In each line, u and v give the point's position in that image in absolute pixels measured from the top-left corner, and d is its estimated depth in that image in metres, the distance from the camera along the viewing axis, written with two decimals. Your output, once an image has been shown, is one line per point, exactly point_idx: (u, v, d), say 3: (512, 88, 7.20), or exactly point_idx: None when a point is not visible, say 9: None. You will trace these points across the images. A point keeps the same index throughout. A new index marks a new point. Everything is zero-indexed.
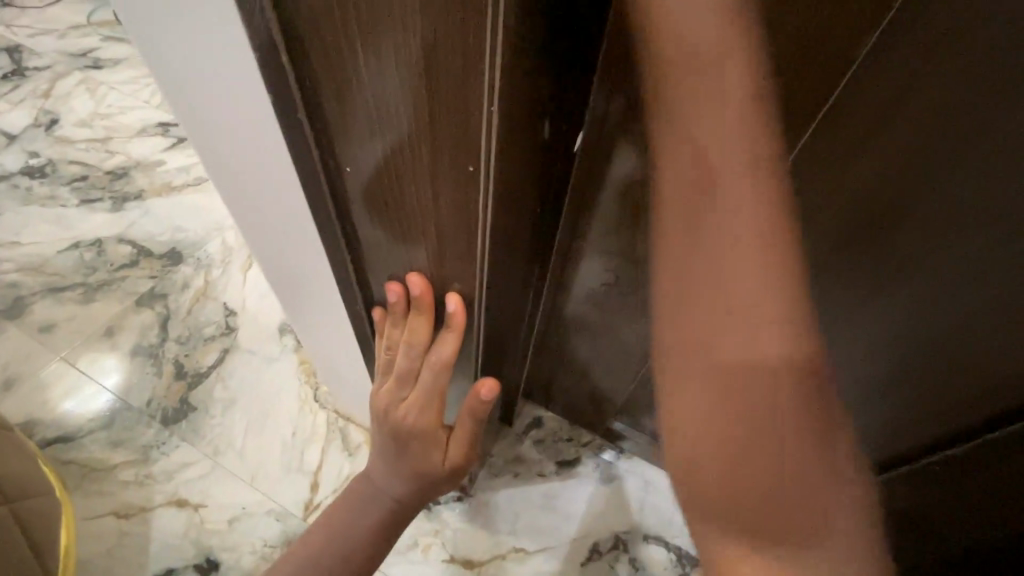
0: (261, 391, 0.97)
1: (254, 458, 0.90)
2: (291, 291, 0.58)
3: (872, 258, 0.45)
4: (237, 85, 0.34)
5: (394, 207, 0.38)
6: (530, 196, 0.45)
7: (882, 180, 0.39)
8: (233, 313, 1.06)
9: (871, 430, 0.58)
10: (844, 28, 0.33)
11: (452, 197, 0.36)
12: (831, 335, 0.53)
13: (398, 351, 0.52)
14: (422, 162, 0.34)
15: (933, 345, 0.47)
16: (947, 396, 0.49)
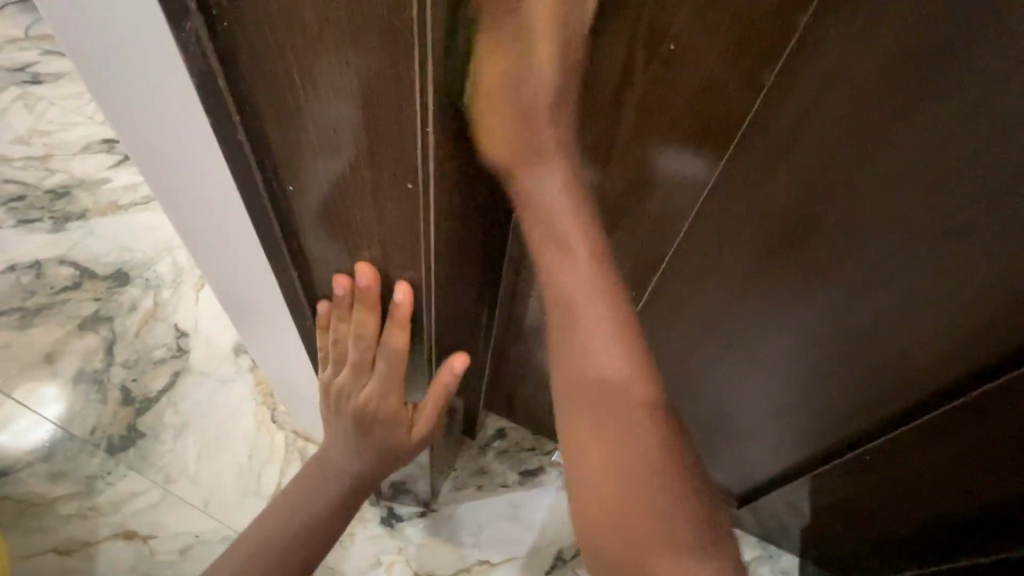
0: (216, 413, 0.94)
1: (208, 483, 0.87)
2: (243, 311, 0.58)
3: (798, 264, 0.49)
4: (168, 97, 0.34)
5: (345, 221, 0.40)
6: (475, 220, 0.47)
7: (801, 186, 0.43)
8: (184, 334, 1.02)
9: (811, 413, 0.63)
10: (750, 56, 0.37)
11: (398, 220, 0.37)
12: (765, 335, 0.57)
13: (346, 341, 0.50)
14: (363, 188, 0.36)
15: (854, 334, 0.52)
16: (873, 376, 0.55)
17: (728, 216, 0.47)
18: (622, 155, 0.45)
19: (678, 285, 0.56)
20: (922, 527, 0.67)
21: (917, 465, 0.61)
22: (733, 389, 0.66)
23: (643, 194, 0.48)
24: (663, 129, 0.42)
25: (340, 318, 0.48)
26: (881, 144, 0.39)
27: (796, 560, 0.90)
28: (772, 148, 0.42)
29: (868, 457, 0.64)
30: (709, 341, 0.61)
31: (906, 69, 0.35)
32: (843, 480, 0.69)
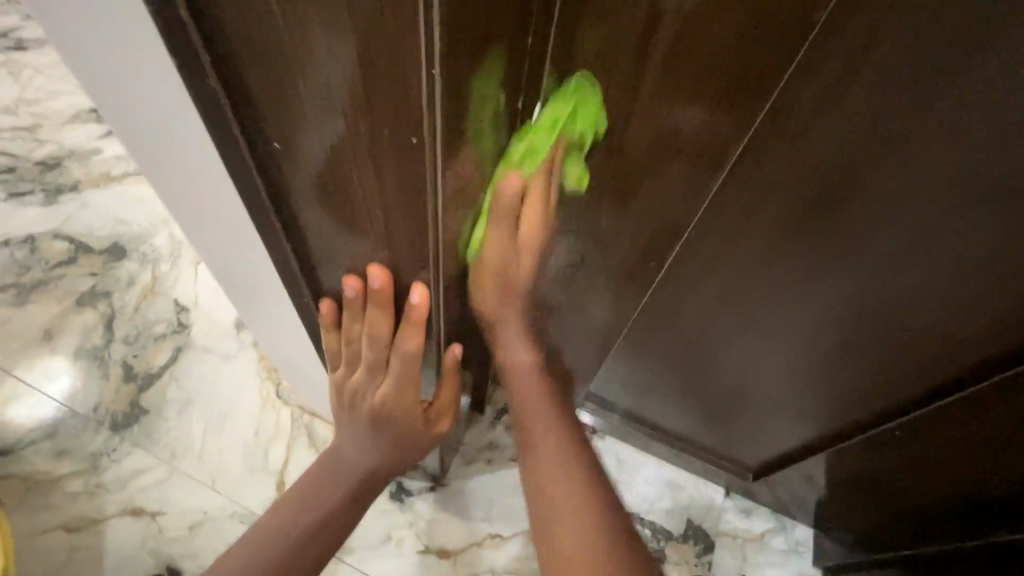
0: (221, 389, 0.92)
1: (216, 460, 0.86)
2: (242, 288, 0.55)
3: (829, 238, 0.44)
4: (135, 62, 0.30)
5: (341, 189, 0.35)
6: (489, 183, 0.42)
7: (844, 146, 0.38)
8: (184, 310, 1.00)
9: (836, 389, 0.60)
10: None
11: (403, 182, 0.33)
12: (791, 309, 0.53)
13: (358, 344, 0.49)
14: (362, 148, 0.31)
15: (884, 312, 0.48)
16: (900, 356, 0.52)
17: (757, 185, 0.43)
18: (648, 111, 0.40)
19: (698, 258, 0.52)
20: (928, 506, 0.65)
21: (930, 443, 0.58)
22: (754, 364, 0.63)
23: (671, 157, 0.43)
24: (693, 81, 0.37)
25: (352, 320, 0.46)
26: (932, 100, 0.33)
27: (810, 532, 0.89)
28: (814, 111, 0.36)
29: (884, 437, 0.61)
30: (730, 316, 0.58)
31: (969, 21, 0.29)
32: (864, 455, 0.66)
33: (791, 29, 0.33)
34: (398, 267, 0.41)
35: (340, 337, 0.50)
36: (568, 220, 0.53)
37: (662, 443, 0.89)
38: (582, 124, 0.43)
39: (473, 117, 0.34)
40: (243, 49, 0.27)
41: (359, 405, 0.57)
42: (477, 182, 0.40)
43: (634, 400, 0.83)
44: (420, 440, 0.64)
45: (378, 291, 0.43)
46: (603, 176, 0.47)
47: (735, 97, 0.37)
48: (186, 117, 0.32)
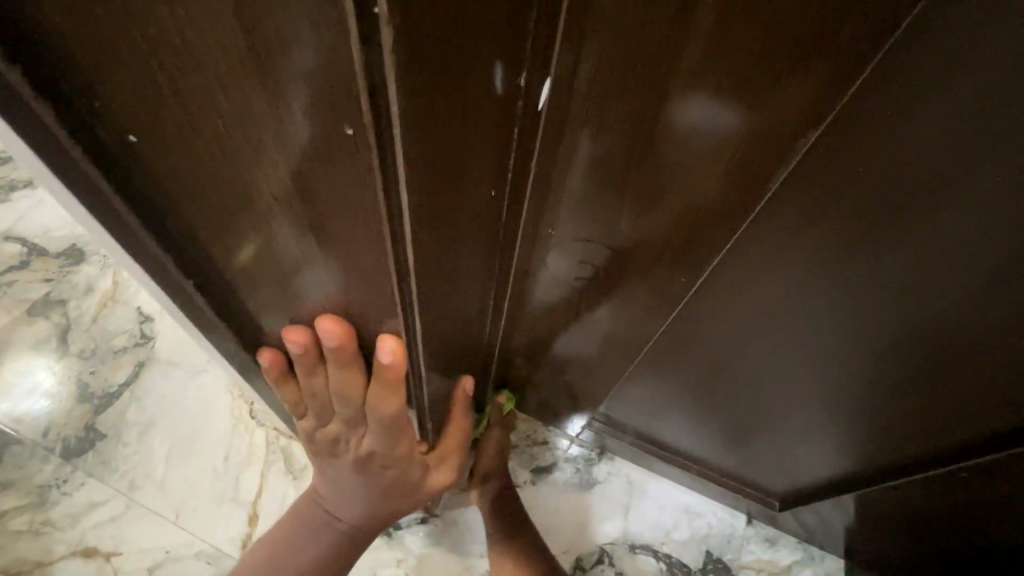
0: (186, 410, 0.83)
1: (179, 492, 0.77)
2: None
3: (922, 277, 0.32)
4: None
5: (261, 200, 0.25)
6: (478, 190, 0.32)
7: (952, 167, 0.26)
8: (147, 319, 0.90)
9: (891, 434, 0.50)
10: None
11: (334, 187, 0.23)
12: (841, 352, 0.42)
13: (325, 399, 0.40)
14: (270, 137, 0.21)
15: (971, 362, 0.38)
16: (980, 410, 0.41)
17: (832, 204, 0.31)
18: (685, 98, 0.28)
19: (725, 287, 0.42)
20: (986, 552, 0.56)
21: (995, 492, 0.48)
22: (788, 401, 0.53)
23: (715, 156, 0.31)
24: (753, 60, 0.25)
25: (307, 374, 0.37)
26: None
27: (841, 563, 0.81)
28: (957, 110, 0.24)
29: (936, 482, 0.52)
30: (762, 354, 0.48)
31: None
32: (920, 496, 0.56)
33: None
34: (356, 307, 0.32)
35: (301, 390, 0.40)
36: (579, 226, 0.43)
37: (676, 466, 0.80)
38: (598, 115, 0.31)
39: (445, 109, 0.22)
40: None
41: (328, 458, 0.47)
42: (464, 189, 0.29)
43: (647, 420, 0.73)
44: (409, 495, 0.54)
45: (337, 347, 0.34)
46: (621, 179, 0.36)
47: (817, 78, 0.25)
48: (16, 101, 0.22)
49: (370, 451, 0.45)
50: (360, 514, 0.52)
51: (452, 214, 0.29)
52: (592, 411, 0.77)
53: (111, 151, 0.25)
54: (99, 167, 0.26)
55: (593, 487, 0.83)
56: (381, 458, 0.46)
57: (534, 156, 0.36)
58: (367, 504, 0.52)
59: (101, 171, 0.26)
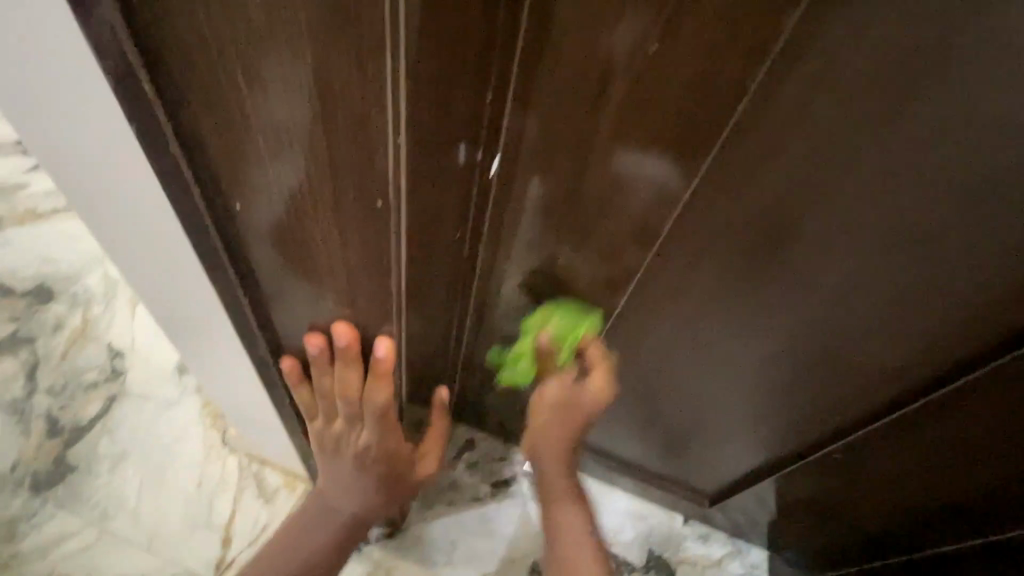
0: (159, 440, 0.86)
1: (154, 518, 0.81)
2: (186, 335, 0.52)
3: (773, 282, 0.46)
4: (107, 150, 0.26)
5: (296, 244, 0.33)
6: (450, 226, 0.42)
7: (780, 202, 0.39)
8: (119, 355, 0.93)
9: (782, 423, 0.62)
10: (745, 49, 0.31)
11: (363, 230, 0.32)
12: (737, 348, 0.55)
13: (323, 399, 0.48)
14: (324, 198, 0.30)
15: (821, 353, 0.51)
16: (841, 391, 0.54)
17: (707, 231, 0.44)
18: (603, 156, 0.41)
19: (643, 300, 0.54)
20: (866, 526, 0.69)
21: (863, 471, 0.62)
22: (702, 400, 0.65)
23: (631, 199, 0.44)
24: (645, 132, 0.38)
25: (319, 375, 0.45)
26: (852, 169, 0.35)
27: (765, 554, 0.91)
28: (772, 165, 0.37)
29: (823, 465, 0.65)
30: (678, 356, 0.60)
31: (916, 99, 0.31)
32: (812, 480, 0.69)
33: (754, 75, 0.32)
34: (358, 318, 0.41)
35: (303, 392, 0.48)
36: (527, 260, 0.54)
37: (623, 473, 0.89)
38: (544, 166, 0.43)
39: (440, 164, 0.34)
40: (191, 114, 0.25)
41: (318, 454, 0.55)
42: (438, 226, 0.39)
43: (597, 432, 0.83)
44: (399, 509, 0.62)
45: (345, 346, 0.43)
46: (560, 218, 0.48)
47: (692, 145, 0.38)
48: (150, 204, 0.29)
49: (358, 444, 0.53)
50: (346, 508, 0.60)
51: (432, 243, 0.40)
52: None
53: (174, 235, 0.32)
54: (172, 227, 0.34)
55: None
56: (369, 450, 0.54)
57: (493, 201, 0.48)
58: (349, 500, 0.59)
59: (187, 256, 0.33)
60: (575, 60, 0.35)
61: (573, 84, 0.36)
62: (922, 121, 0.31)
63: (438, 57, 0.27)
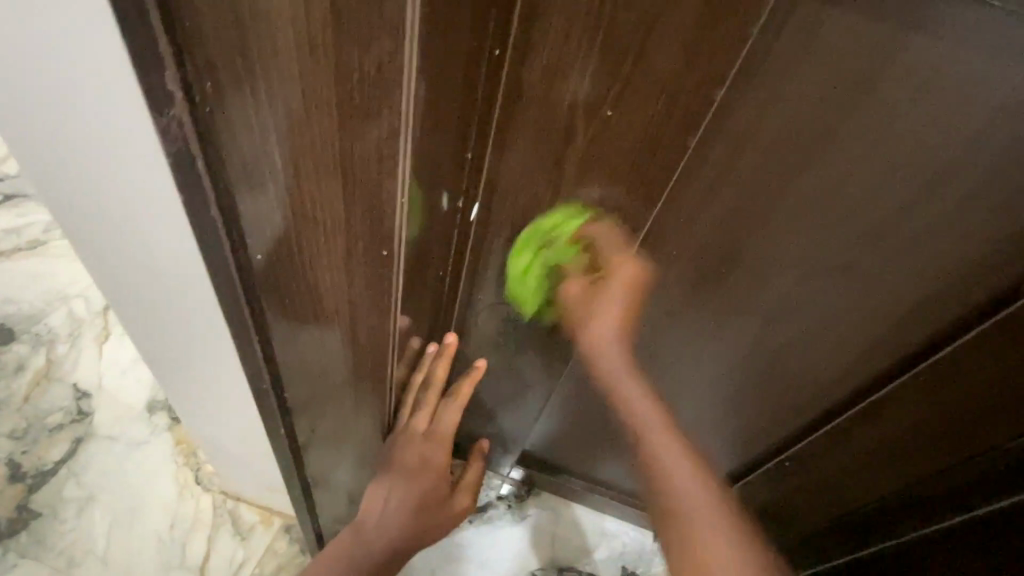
0: (128, 481, 0.85)
1: (124, 562, 0.80)
2: (177, 367, 0.53)
3: (724, 295, 0.52)
4: (140, 185, 0.30)
5: (302, 301, 0.34)
6: (434, 261, 0.46)
7: (726, 228, 0.46)
8: (85, 396, 0.92)
9: (738, 433, 0.68)
10: (684, 113, 0.39)
11: (366, 276, 0.34)
12: (695, 361, 0.61)
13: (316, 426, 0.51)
14: (334, 254, 0.31)
15: (767, 362, 0.57)
16: (789, 399, 0.60)
17: (668, 255, 0.50)
18: (569, 196, 0.46)
19: (611, 320, 0.59)
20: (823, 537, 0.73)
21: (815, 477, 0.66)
22: (667, 412, 0.70)
23: (602, 232, 0.49)
24: (605, 179, 0.44)
25: (311, 409, 0.48)
26: (786, 196, 0.42)
27: None
28: (718, 198, 0.44)
29: (782, 469, 0.70)
30: (643, 369, 0.65)
31: (823, 140, 0.38)
32: (770, 486, 0.73)
33: (700, 128, 0.39)
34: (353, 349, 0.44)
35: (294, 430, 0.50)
36: (504, 290, 0.59)
37: (597, 494, 0.92)
38: (521, 207, 0.48)
39: (431, 206, 0.39)
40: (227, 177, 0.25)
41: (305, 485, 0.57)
42: (425, 262, 0.44)
43: (571, 453, 0.86)
44: (429, 519, 0.68)
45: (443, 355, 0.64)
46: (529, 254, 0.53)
47: (651, 183, 0.44)
48: (169, 230, 0.33)
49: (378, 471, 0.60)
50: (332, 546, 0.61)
51: (420, 276, 0.44)
52: (522, 449, 0.88)
53: (191, 267, 0.36)
54: (180, 272, 0.37)
55: (524, 519, 0.95)
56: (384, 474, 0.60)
57: (474, 236, 0.52)
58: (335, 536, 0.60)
59: (195, 279, 0.37)
60: (546, 113, 0.41)
61: (545, 134, 0.42)
62: (832, 160, 0.39)
63: (439, 124, 0.33)
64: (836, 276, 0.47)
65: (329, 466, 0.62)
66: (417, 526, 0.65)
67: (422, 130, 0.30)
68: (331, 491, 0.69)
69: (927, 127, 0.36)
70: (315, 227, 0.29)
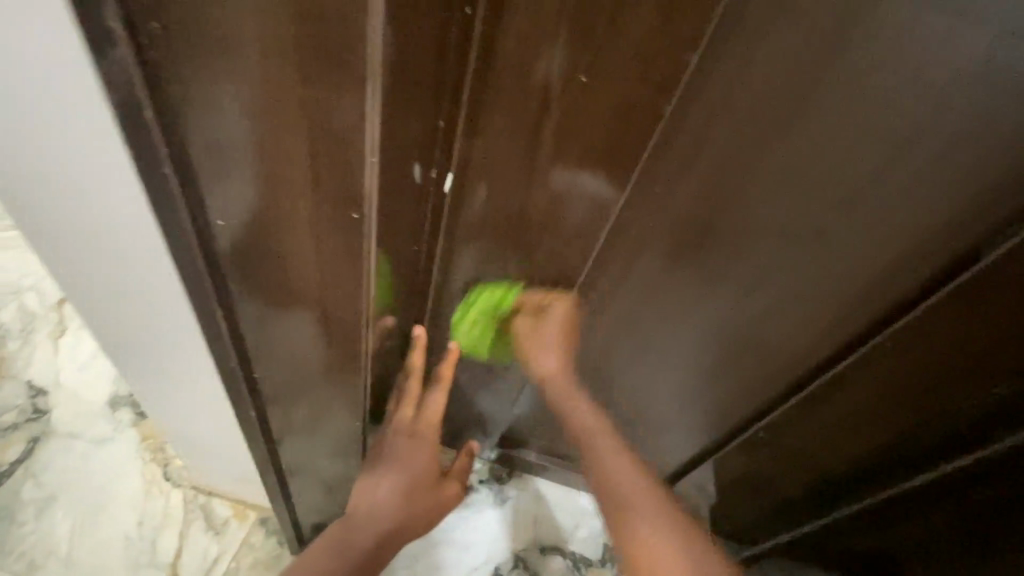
0: (91, 480, 0.82)
1: (90, 563, 0.77)
2: (135, 354, 0.50)
3: (700, 267, 0.53)
4: (87, 150, 0.27)
5: (267, 267, 0.33)
6: (408, 236, 0.45)
7: (701, 198, 0.46)
8: (41, 393, 0.87)
9: (715, 410, 0.69)
10: (658, 81, 0.39)
11: (336, 246, 0.33)
12: (674, 336, 0.61)
13: (290, 411, 0.49)
14: (303, 216, 0.30)
15: (742, 335, 0.58)
16: (759, 376, 0.61)
17: (645, 224, 0.50)
18: (547, 171, 0.46)
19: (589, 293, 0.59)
20: (783, 502, 0.74)
21: (784, 445, 0.67)
22: (644, 388, 0.71)
23: (581, 205, 0.49)
24: (580, 155, 0.44)
25: (283, 394, 0.46)
26: (760, 164, 0.43)
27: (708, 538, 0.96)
28: (691, 166, 0.44)
29: (750, 441, 0.70)
30: (621, 344, 0.65)
31: (796, 105, 0.38)
32: (743, 460, 0.73)
33: (676, 93, 0.40)
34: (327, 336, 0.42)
35: (267, 416, 0.48)
36: (481, 271, 0.58)
37: (577, 474, 0.93)
38: (499, 180, 0.47)
39: (405, 177, 0.37)
40: (190, 132, 0.24)
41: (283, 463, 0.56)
42: (398, 236, 0.42)
43: (546, 433, 0.86)
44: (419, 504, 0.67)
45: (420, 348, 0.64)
46: (504, 230, 0.52)
47: (630, 152, 0.44)
48: (121, 203, 0.30)
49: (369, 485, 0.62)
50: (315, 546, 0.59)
51: (393, 252, 0.43)
52: (501, 432, 0.88)
53: (152, 247, 0.33)
54: (136, 250, 0.34)
55: (505, 501, 0.95)
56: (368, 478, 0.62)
57: (446, 213, 0.51)
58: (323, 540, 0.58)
59: (153, 256, 0.34)
60: (521, 83, 0.40)
61: (520, 106, 0.41)
62: (804, 126, 0.39)
63: (412, 88, 0.31)
64: (808, 247, 0.47)
65: (307, 454, 0.61)
66: (403, 514, 0.63)
67: (395, 94, 0.29)
68: (308, 480, 0.67)
69: (895, 91, 0.36)
70: (282, 189, 0.28)
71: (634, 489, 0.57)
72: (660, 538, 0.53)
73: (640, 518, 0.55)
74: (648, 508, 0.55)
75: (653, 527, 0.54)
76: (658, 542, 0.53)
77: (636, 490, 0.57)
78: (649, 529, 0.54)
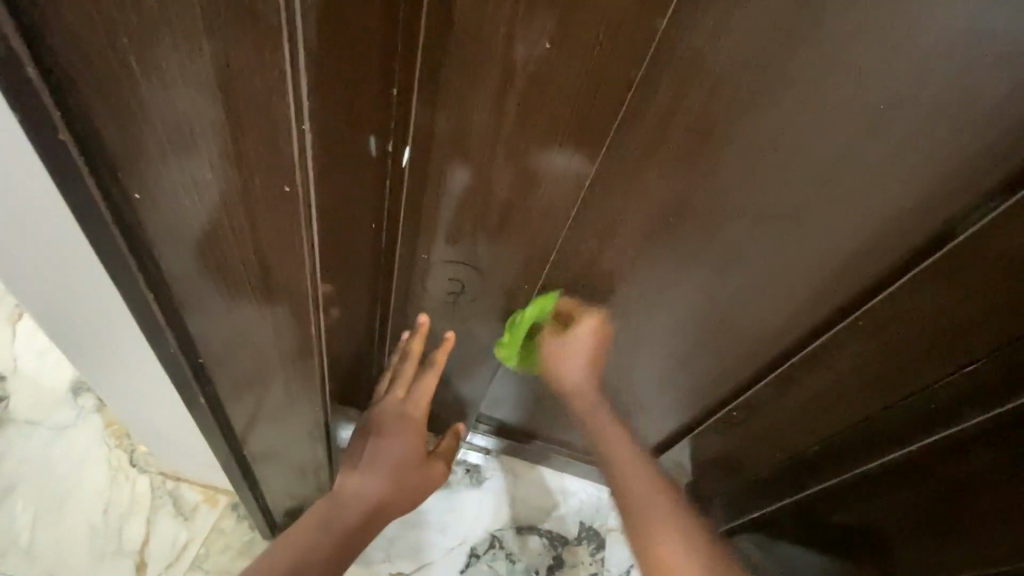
0: (53, 467, 0.79)
1: (54, 552, 0.75)
2: (79, 341, 0.48)
3: (673, 244, 0.51)
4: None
5: (204, 248, 0.30)
6: (364, 214, 0.43)
7: (672, 174, 0.45)
8: None
9: (692, 388, 0.69)
10: (626, 52, 0.36)
11: (277, 224, 0.31)
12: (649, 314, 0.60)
13: (248, 397, 0.47)
14: (234, 196, 0.28)
15: (717, 314, 0.57)
16: (733, 356, 0.62)
17: (617, 203, 0.49)
18: (512, 147, 0.44)
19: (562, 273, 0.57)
20: (760, 479, 0.75)
21: (759, 423, 0.67)
22: (620, 368, 0.70)
23: (550, 183, 0.47)
24: (546, 132, 0.42)
25: (238, 379, 0.44)
26: (731, 139, 0.41)
27: None
28: (661, 142, 0.42)
29: (727, 420, 0.70)
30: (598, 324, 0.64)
31: (766, 77, 0.37)
32: (719, 437, 0.74)
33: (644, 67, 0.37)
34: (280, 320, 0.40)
35: (223, 402, 0.46)
36: (451, 252, 0.56)
37: (555, 454, 0.92)
38: (461, 156, 0.45)
39: (355, 151, 0.35)
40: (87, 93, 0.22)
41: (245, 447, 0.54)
42: (353, 213, 0.40)
43: (526, 415, 0.85)
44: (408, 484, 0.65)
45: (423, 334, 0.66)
46: (473, 210, 0.50)
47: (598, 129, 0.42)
48: (28, 180, 0.27)
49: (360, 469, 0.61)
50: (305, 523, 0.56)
51: (349, 229, 0.41)
52: (478, 413, 0.87)
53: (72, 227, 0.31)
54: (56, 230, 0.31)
55: (483, 483, 0.95)
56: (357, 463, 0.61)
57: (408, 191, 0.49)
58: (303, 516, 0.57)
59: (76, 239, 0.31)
60: (480, 53, 0.37)
61: (479, 76, 0.39)
62: (776, 99, 0.38)
63: (353, 53, 0.29)
64: (780, 224, 0.46)
65: (273, 442, 0.59)
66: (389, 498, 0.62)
67: (329, 61, 0.26)
68: (277, 466, 0.66)
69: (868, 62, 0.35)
70: (208, 164, 0.26)
71: (643, 486, 0.61)
72: (649, 496, 0.59)
73: (626, 470, 0.62)
74: (626, 448, 0.64)
75: (637, 482, 0.61)
76: (655, 506, 0.58)
77: (638, 469, 0.62)
78: (637, 474, 0.62)
